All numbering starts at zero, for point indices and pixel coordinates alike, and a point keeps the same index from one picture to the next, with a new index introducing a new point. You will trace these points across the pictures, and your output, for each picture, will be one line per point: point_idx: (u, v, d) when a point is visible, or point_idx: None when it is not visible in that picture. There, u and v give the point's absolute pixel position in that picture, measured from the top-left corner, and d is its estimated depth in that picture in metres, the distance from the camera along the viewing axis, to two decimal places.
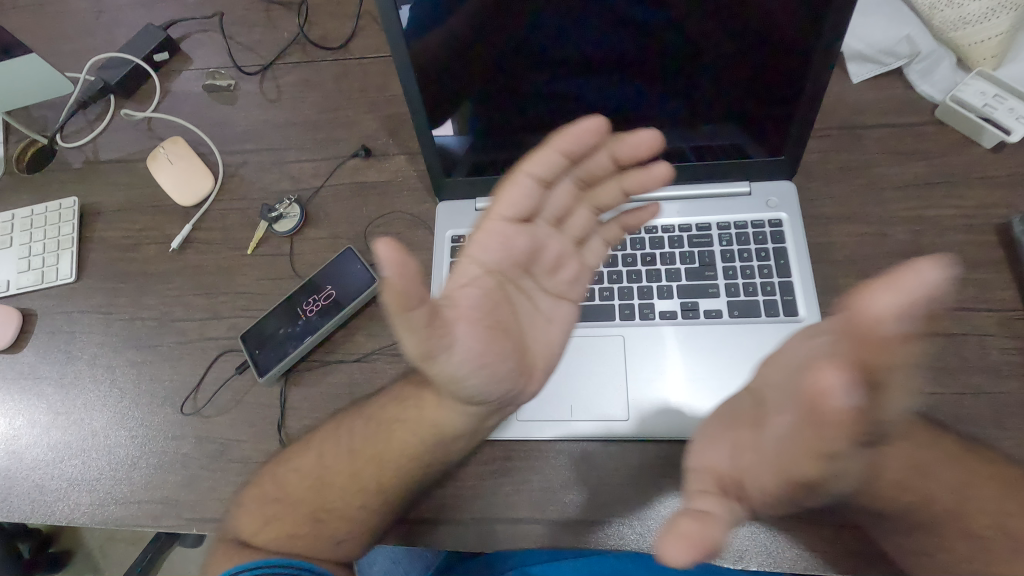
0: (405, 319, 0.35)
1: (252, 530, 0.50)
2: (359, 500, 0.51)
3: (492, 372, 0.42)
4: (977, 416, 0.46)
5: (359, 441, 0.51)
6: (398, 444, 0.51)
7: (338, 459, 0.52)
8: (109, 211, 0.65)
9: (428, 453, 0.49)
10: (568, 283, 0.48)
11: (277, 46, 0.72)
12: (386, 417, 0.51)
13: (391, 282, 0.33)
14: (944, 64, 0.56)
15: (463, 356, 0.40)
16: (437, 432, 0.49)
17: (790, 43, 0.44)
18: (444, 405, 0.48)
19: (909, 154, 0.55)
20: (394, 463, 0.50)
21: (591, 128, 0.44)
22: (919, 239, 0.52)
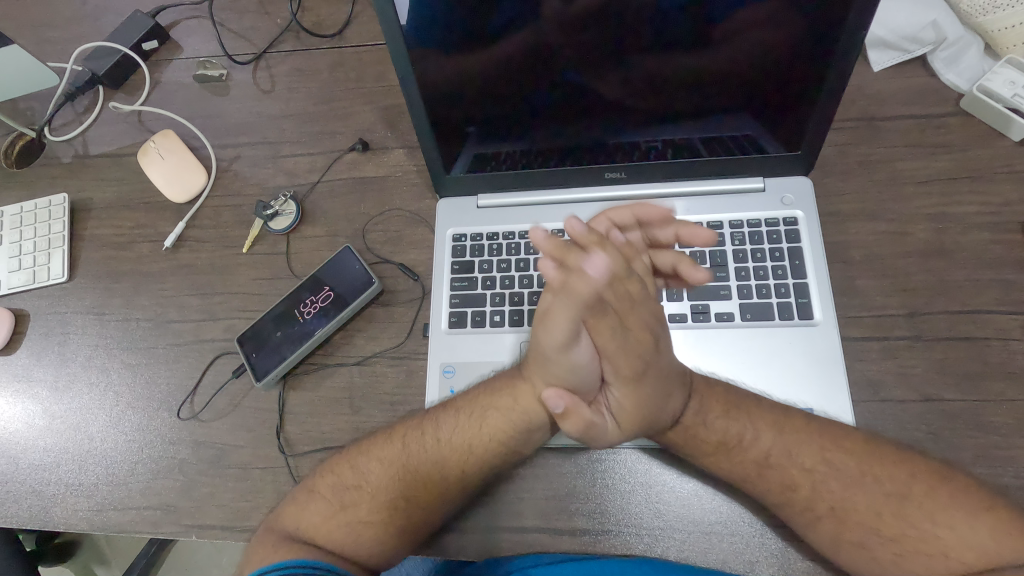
0: (565, 307, 0.39)
1: (317, 522, 0.46)
2: (441, 490, 0.47)
3: (596, 371, 0.46)
4: (999, 424, 0.44)
5: (456, 432, 0.48)
6: (486, 434, 0.48)
7: (428, 448, 0.48)
8: (101, 208, 0.63)
9: (517, 445, 0.47)
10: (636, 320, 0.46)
11: (270, 34, 0.69)
12: (483, 403, 0.49)
13: (582, 277, 0.36)
14: (971, 52, 0.54)
15: (582, 359, 0.44)
16: (525, 421, 0.47)
17: (809, 33, 0.42)
18: (539, 396, 0.47)
19: (931, 148, 0.53)
20: (487, 452, 0.47)
21: (658, 210, 0.45)
22: (941, 238, 0.50)
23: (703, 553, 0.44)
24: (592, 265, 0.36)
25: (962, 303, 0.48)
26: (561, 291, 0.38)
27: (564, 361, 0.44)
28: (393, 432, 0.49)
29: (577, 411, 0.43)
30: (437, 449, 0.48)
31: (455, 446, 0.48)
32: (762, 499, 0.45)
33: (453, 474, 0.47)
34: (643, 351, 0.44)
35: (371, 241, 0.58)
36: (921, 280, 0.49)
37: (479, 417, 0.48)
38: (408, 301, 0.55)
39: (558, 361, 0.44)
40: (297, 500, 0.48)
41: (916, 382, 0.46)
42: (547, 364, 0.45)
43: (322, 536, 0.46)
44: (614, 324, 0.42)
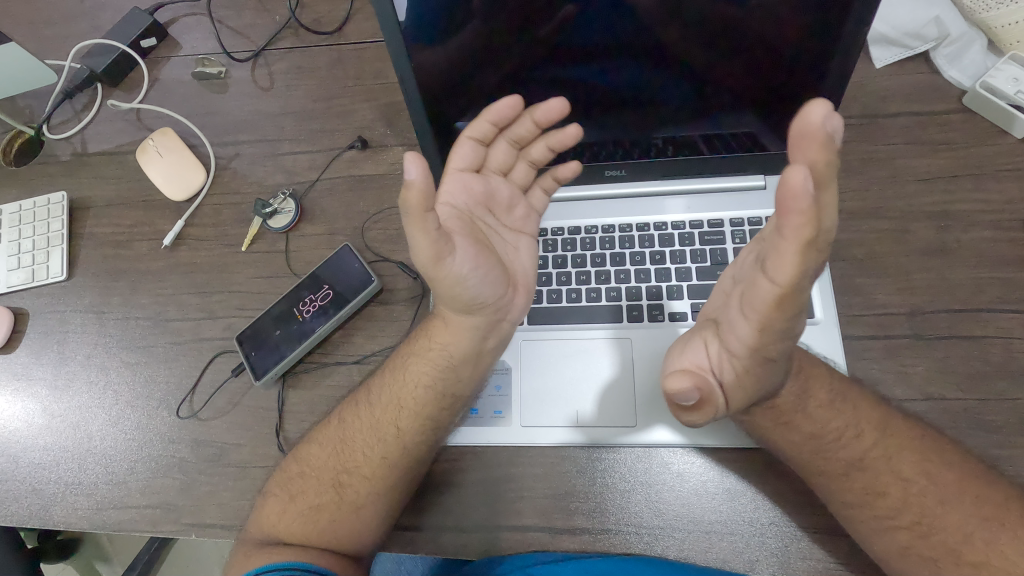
0: (421, 220, 0.39)
1: (274, 518, 0.47)
2: (382, 456, 0.48)
3: (490, 282, 0.45)
4: (1002, 423, 0.44)
5: (378, 400, 0.49)
6: (412, 387, 0.49)
7: (359, 420, 0.49)
8: (99, 206, 0.63)
9: (445, 390, 0.49)
10: (521, 220, 0.51)
11: (268, 31, 0.69)
12: (400, 362, 0.50)
13: (410, 187, 0.38)
14: (974, 48, 0.53)
15: (463, 269, 0.44)
16: (444, 355, 0.48)
17: (811, 30, 0.41)
18: (454, 327, 0.48)
19: (934, 145, 0.52)
20: (414, 409, 0.49)
21: (510, 105, 0.46)
22: (944, 236, 0.49)
23: (703, 552, 0.44)
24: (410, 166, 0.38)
25: (964, 302, 0.47)
26: (403, 208, 0.39)
27: (444, 275, 0.43)
28: (331, 416, 0.50)
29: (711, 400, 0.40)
30: (363, 415, 0.49)
31: (379, 410, 0.49)
32: (764, 498, 0.44)
33: (388, 436, 0.49)
34: (792, 346, 0.41)
35: (370, 239, 0.58)
36: (923, 279, 0.48)
37: (399, 372, 0.49)
38: (407, 299, 0.55)
39: (441, 277, 0.43)
40: (258, 502, 0.49)
41: (918, 381, 0.46)
42: (433, 284, 0.44)
43: (286, 529, 0.47)
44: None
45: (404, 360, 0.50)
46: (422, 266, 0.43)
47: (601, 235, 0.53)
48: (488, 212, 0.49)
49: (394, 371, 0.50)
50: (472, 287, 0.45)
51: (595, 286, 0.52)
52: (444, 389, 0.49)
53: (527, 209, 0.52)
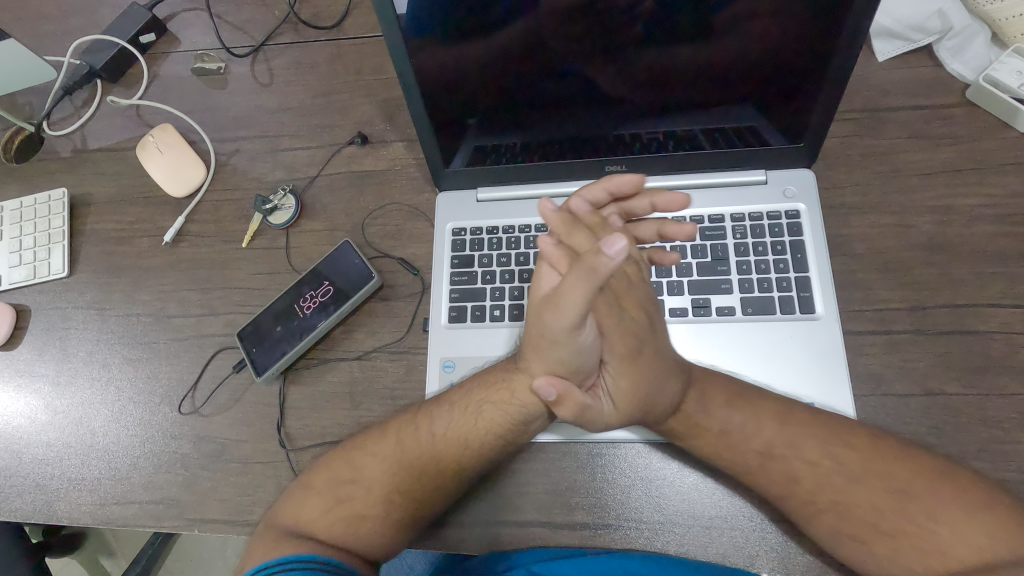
0: (570, 267, 0.40)
1: (313, 517, 0.46)
2: (440, 488, 0.46)
3: (597, 354, 0.44)
4: (1003, 419, 0.44)
5: (443, 430, 0.47)
6: (482, 429, 0.47)
7: (418, 444, 0.47)
8: (100, 202, 0.63)
9: (511, 437, 0.47)
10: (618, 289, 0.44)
11: (267, 26, 0.68)
12: (477, 398, 0.48)
13: (610, 261, 0.34)
14: (978, 40, 0.53)
15: (588, 342, 0.42)
16: (523, 412, 0.46)
17: (810, 23, 0.41)
18: (537, 384, 0.45)
19: (936, 139, 0.52)
20: (479, 448, 0.47)
21: (630, 181, 0.47)
22: (945, 231, 0.49)
23: (704, 547, 0.44)
24: (615, 247, 0.33)
25: (965, 297, 0.47)
26: (581, 266, 0.35)
27: (572, 345, 0.41)
28: (388, 428, 0.48)
29: (571, 396, 0.42)
30: (424, 447, 0.47)
31: (436, 442, 0.47)
32: (763, 492, 0.44)
33: (444, 469, 0.47)
34: (638, 333, 0.43)
35: (370, 236, 0.58)
36: (925, 273, 0.48)
37: (472, 404, 0.48)
38: (407, 295, 0.54)
39: (566, 345, 0.41)
40: (289, 493, 0.48)
41: (918, 376, 0.46)
42: (554, 349, 0.42)
43: (307, 524, 0.46)
44: (612, 302, 0.43)
45: (473, 396, 0.48)
46: (535, 316, 0.42)
47: None
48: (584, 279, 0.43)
49: (469, 401, 0.48)
50: (587, 354, 0.43)
51: None
52: (512, 429, 0.47)
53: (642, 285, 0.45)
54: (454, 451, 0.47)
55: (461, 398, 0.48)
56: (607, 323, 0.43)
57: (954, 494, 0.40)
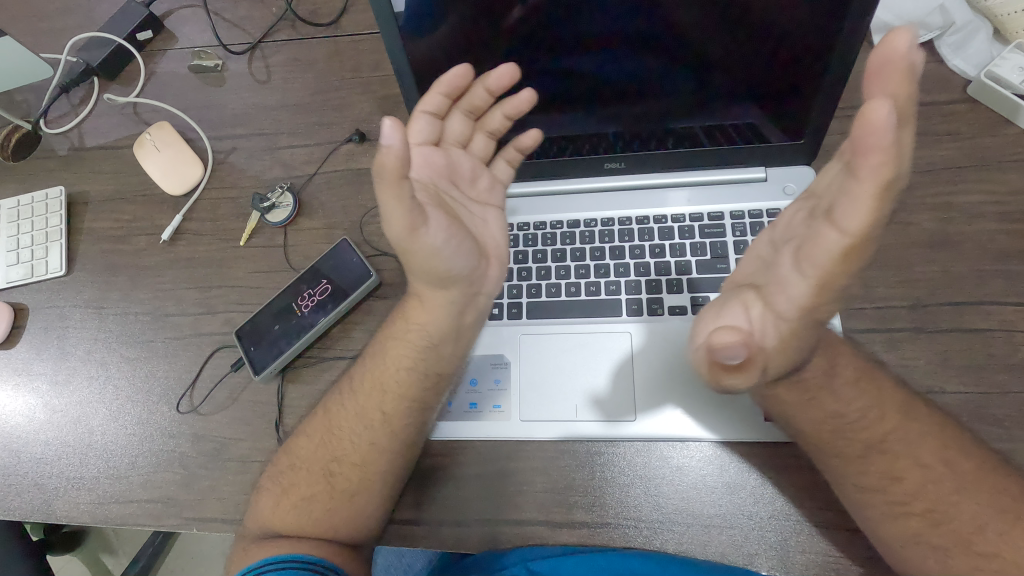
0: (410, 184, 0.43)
1: (268, 512, 0.48)
2: (371, 442, 0.49)
3: (467, 255, 0.45)
4: (1003, 417, 0.44)
5: (359, 387, 0.50)
6: (393, 370, 0.49)
7: (343, 409, 0.49)
8: (97, 201, 0.63)
9: (425, 369, 0.49)
10: (484, 192, 0.50)
11: (264, 22, 0.68)
12: (385, 343, 0.50)
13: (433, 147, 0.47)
14: (980, 36, 0.52)
15: (438, 242, 0.43)
16: (425, 335, 0.48)
17: (811, 20, 0.41)
18: (429, 304, 0.48)
19: (938, 135, 0.52)
20: (394, 394, 0.49)
21: (460, 74, 0.45)
22: (946, 228, 0.49)
23: (703, 545, 0.44)
24: (418, 127, 0.46)
25: (966, 295, 0.47)
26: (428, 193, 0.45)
27: (422, 248, 0.42)
28: (323, 406, 0.50)
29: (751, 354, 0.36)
30: (342, 409, 0.50)
31: (354, 402, 0.49)
32: (763, 491, 0.44)
33: (375, 421, 0.49)
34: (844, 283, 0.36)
35: (369, 233, 0.57)
36: (926, 271, 0.48)
37: (376, 353, 0.49)
38: (406, 294, 0.54)
39: (415, 250, 0.42)
40: (250, 499, 0.49)
41: (919, 374, 0.45)
42: (410, 258, 0.43)
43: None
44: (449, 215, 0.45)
45: (376, 346, 0.50)
46: (395, 239, 0.42)
47: (600, 228, 0.53)
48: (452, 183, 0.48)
49: (375, 350, 0.50)
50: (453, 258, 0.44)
51: (594, 280, 0.52)
52: (417, 359, 0.48)
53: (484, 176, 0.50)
54: (376, 409, 0.49)
55: (370, 351, 0.50)
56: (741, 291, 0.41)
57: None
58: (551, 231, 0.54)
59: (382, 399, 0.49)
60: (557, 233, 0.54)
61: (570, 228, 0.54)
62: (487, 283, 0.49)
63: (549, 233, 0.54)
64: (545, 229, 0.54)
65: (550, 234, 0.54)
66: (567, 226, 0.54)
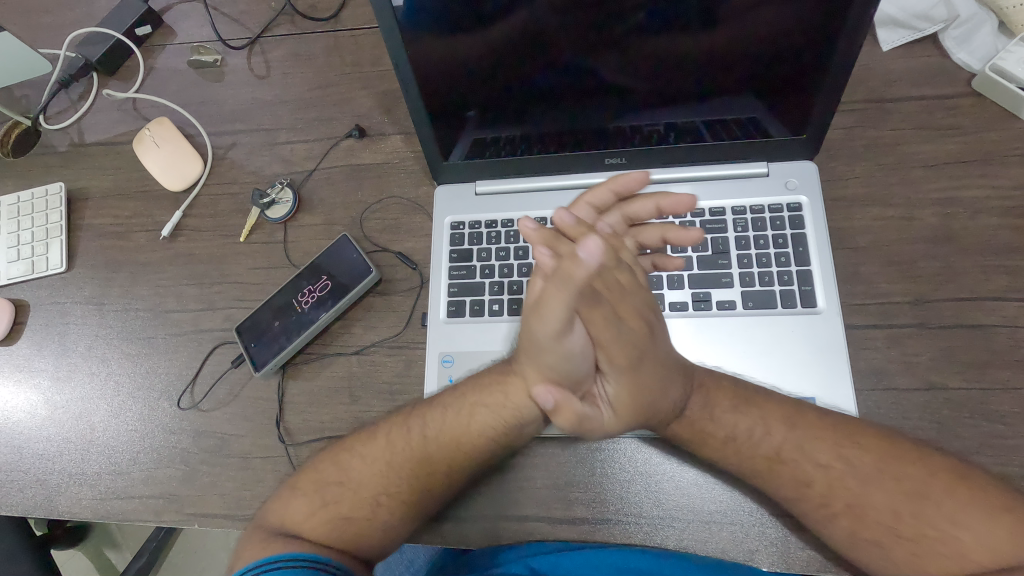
0: (559, 289, 0.37)
1: (295, 516, 0.46)
2: (428, 490, 0.47)
3: (592, 358, 0.44)
4: (1005, 413, 0.43)
5: (437, 429, 0.48)
6: (476, 432, 0.47)
7: (411, 442, 0.48)
8: (97, 197, 0.63)
9: (504, 442, 0.47)
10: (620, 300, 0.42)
11: (264, 17, 0.68)
12: (471, 400, 0.48)
13: (578, 263, 0.34)
14: (984, 30, 0.52)
15: (577, 348, 0.43)
16: (517, 415, 0.47)
17: (811, 13, 0.41)
18: (534, 388, 0.46)
19: (941, 130, 0.51)
20: (469, 453, 0.47)
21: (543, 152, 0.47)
22: (949, 224, 0.49)
23: (703, 543, 0.44)
24: (587, 250, 0.33)
25: (968, 290, 0.47)
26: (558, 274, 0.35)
27: (559, 350, 0.42)
28: (381, 432, 0.49)
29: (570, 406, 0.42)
30: (398, 444, 0.48)
31: (431, 443, 0.48)
32: (763, 486, 0.44)
33: (439, 474, 0.47)
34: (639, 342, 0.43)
35: (368, 229, 0.57)
36: (929, 266, 0.48)
37: (468, 408, 0.48)
38: (405, 290, 0.54)
39: (554, 352, 0.42)
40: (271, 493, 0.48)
41: (921, 370, 0.45)
42: (545, 356, 0.43)
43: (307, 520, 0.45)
44: (609, 314, 0.42)
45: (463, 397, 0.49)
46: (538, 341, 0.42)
47: None
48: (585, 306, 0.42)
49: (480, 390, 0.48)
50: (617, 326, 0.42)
51: None
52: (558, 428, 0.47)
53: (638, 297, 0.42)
54: (454, 456, 0.47)
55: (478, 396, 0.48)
56: (605, 336, 0.43)
57: (941, 492, 0.41)
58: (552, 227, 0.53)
59: (474, 452, 0.47)
60: None
61: None
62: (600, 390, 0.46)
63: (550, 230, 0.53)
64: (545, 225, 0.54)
65: None
66: None
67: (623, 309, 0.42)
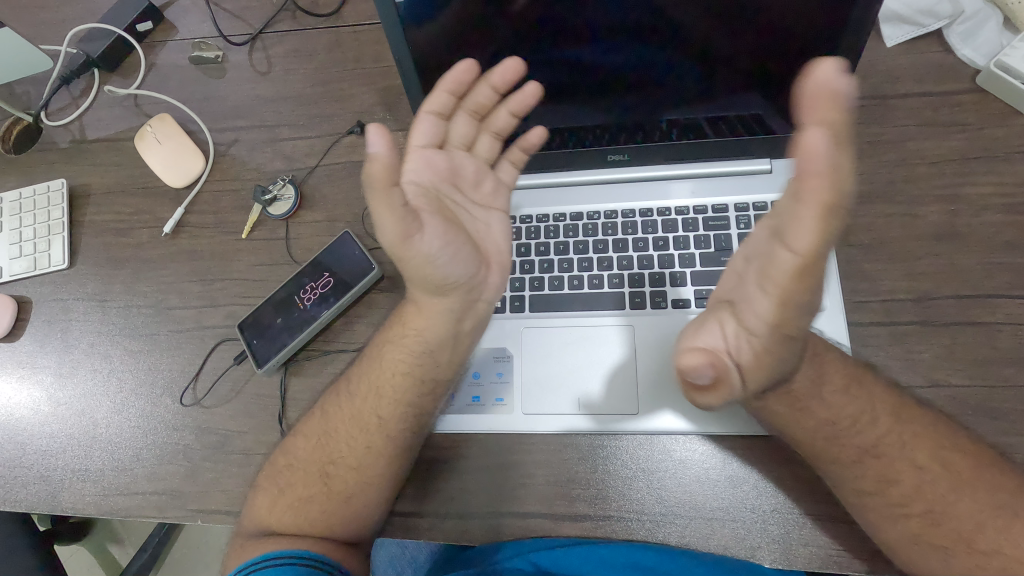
0: (385, 195, 0.38)
1: (264, 510, 0.48)
2: (366, 447, 0.48)
3: (462, 262, 0.45)
4: (1008, 410, 0.43)
5: (356, 389, 0.49)
6: (391, 372, 0.49)
7: (341, 409, 0.49)
8: (99, 193, 0.63)
9: (425, 374, 0.48)
10: (490, 194, 0.50)
11: (265, 13, 0.67)
12: (381, 351, 0.49)
13: (373, 159, 0.37)
14: (989, 25, 0.52)
15: (433, 248, 0.43)
16: (421, 341, 0.48)
17: (816, 11, 0.41)
18: (427, 310, 0.47)
19: (946, 126, 0.51)
20: (392, 397, 0.49)
21: (530, 92, 0.48)
22: (953, 221, 0.48)
23: (705, 539, 0.44)
24: (374, 139, 0.37)
25: (972, 287, 0.46)
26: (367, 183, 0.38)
27: (413, 256, 0.42)
28: (314, 408, 0.50)
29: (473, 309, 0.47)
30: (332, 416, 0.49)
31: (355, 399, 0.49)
32: (767, 483, 0.44)
33: (370, 426, 0.49)
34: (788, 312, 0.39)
35: (370, 226, 0.57)
36: (933, 263, 0.48)
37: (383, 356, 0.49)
38: (408, 286, 0.54)
39: (409, 258, 0.42)
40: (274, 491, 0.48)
41: (924, 368, 0.45)
42: (404, 266, 0.43)
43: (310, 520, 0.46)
44: (439, 218, 0.44)
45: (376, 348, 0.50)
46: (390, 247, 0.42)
47: (603, 221, 0.53)
48: (454, 188, 0.47)
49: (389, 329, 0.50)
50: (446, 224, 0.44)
51: (597, 273, 0.51)
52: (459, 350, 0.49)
53: (490, 180, 0.50)
54: (376, 407, 0.49)
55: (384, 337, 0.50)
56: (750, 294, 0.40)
57: None
58: (556, 223, 0.53)
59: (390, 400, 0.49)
60: (561, 226, 0.53)
61: (573, 221, 0.53)
62: (490, 290, 0.48)
63: (553, 227, 0.53)
64: (548, 221, 0.54)
65: (554, 227, 0.53)
66: (570, 219, 0.53)
67: (773, 275, 0.38)
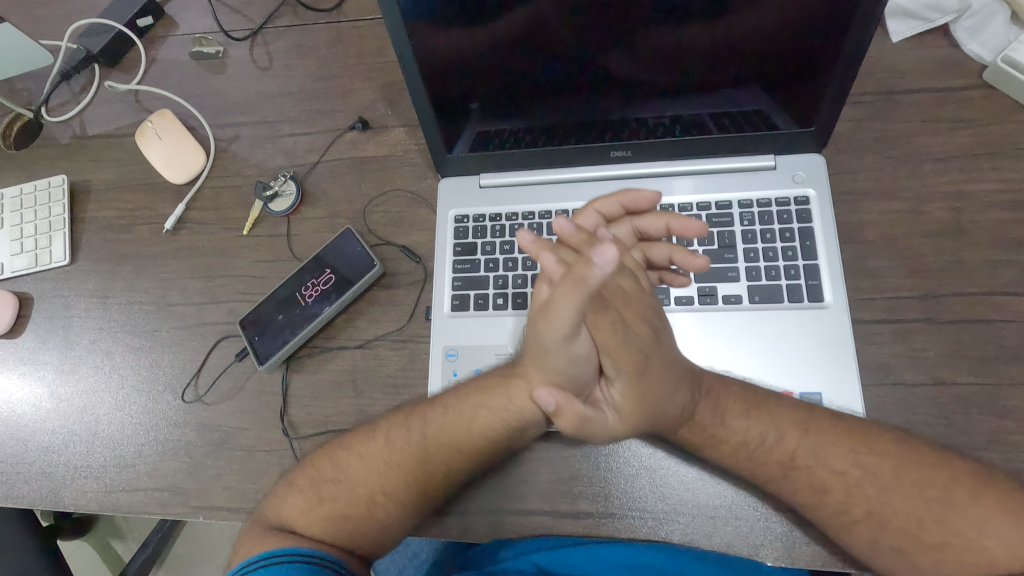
0: (571, 293, 0.34)
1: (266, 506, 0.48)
2: (406, 478, 0.48)
3: (594, 362, 0.43)
4: (1013, 409, 0.43)
5: (423, 430, 0.48)
6: (473, 430, 0.47)
7: (373, 430, 0.49)
8: (100, 189, 0.63)
9: (494, 436, 0.47)
10: (633, 294, 0.42)
11: (266, 8, 0.67)
12: (473, 402, 0.48)
13: (589, 265, 0.32)
14: (997, 20, 0.51)
15: (584, 351, 0.41)
16: (518, 419, 0.46)
17: (821, 2, 0.40)
18: (537, 395, 0.45)
19: (951, 123, 0.51)
20: (455, 447, 0.47)
21: (648, 198, 0.47)
22: (958, 218, 0.48)
23: (708, 536, 0.43)
24: (603, 257, 0.31)
25: (977, 285, 0.46)
26: (568, 277, 0.33)
27: (566, 354, 0.40)
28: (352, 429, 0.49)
29: (571, 407, 0.41)
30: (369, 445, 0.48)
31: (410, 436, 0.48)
32: (769, 481, 0.44)
33: (404, 448, 0.48)
34: (646, 345, 0.42)
35: (372, 222, 0.57)
36: (937, 260, 0.47)
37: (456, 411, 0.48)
38: (409, 283, 0.54)
39: (560, 353, 0.40)
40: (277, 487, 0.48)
41: (928, 366, 0.45)
42: (548, 357, 0.40)
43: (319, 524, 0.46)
44: (617, 320, 0.41)
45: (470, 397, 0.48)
46: (546, 341, 0.39)
47: None
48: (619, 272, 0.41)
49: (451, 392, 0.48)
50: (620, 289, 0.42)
51: None
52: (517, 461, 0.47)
53: (642, 296, 0.43)
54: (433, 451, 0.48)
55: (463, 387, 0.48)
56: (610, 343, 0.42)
57: (948, 488, 0.41)
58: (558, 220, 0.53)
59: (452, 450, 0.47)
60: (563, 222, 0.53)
61: None
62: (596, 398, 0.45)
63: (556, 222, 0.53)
64: (551, 218, 0.53)
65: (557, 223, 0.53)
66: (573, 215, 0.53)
67: (630, 315, 0.41)
